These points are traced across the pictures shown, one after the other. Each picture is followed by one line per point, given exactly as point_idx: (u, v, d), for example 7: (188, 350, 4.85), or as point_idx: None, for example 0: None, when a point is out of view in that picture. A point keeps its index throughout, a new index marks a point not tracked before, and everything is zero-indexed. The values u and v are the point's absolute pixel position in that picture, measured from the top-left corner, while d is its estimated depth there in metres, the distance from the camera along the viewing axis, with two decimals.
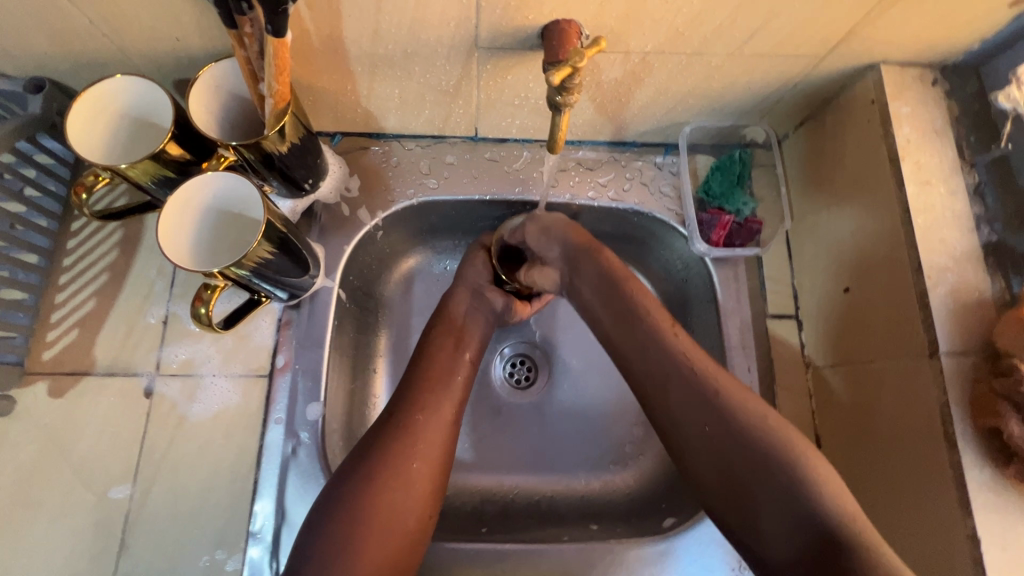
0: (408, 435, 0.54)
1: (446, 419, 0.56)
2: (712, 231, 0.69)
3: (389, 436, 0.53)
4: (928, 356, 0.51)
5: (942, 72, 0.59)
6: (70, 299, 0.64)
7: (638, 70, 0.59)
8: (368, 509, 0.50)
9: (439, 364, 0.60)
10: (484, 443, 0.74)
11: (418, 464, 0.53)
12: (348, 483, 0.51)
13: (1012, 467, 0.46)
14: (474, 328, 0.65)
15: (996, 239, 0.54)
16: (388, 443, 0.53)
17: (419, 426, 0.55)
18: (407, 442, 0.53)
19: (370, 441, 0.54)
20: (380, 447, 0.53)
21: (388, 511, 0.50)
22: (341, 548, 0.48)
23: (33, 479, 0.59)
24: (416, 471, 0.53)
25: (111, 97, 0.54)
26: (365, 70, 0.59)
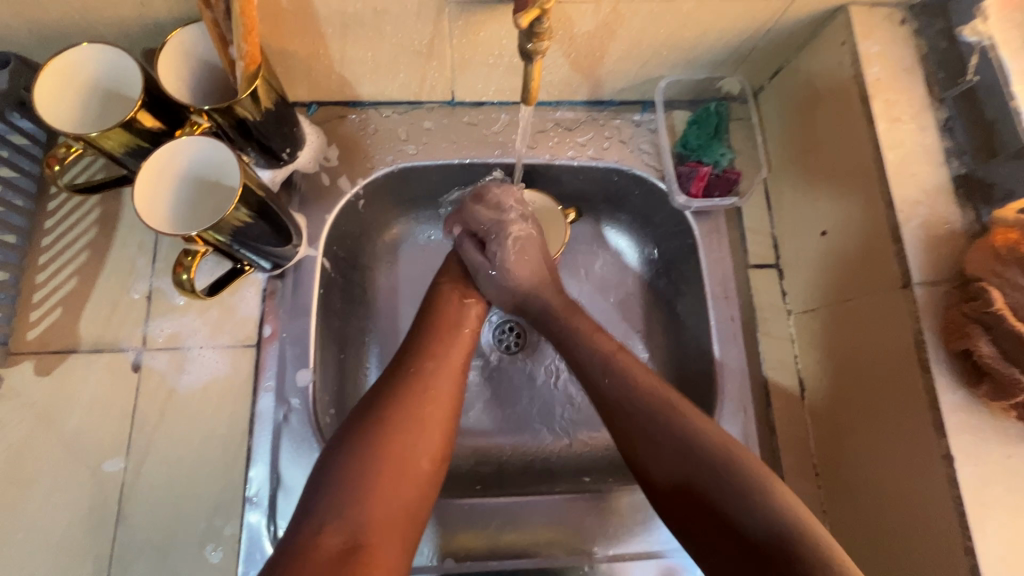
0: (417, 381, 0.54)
1: (453, 367, 0.58)
2: (690, 183, 0.70)
3: (399, 383, 0.54)
4: (902, 287, 0.52)
5: (910, 11, 0.59)
6: (52, 278, 0.64)
7: (610, 21, 0.59)
8: (379, 450, 0.49)
9: (439, 320, 0.61)
10: (488, 404, 0.75)
11: (429, 410, 0.53)
12: (360, 428, 0.51)
13: (983, 387, 0.48)
14: (478, 279, 0.69)
15: (966, 172, 0.55)
16: (398, 390, 0.53)
17: (427, 374, 0.55)
18: (416, 387, 0.54)
19: (380, 390, 0.54)
20: (390, 394, 0.53)
21: (402, 454, 0.50)
22: (356, 489, 0.47)
23: (26, 456, 0.59)
24: (427, 416, 0.53)
25: (79, 66, 0.54)
26: (336, 31, 0.58)
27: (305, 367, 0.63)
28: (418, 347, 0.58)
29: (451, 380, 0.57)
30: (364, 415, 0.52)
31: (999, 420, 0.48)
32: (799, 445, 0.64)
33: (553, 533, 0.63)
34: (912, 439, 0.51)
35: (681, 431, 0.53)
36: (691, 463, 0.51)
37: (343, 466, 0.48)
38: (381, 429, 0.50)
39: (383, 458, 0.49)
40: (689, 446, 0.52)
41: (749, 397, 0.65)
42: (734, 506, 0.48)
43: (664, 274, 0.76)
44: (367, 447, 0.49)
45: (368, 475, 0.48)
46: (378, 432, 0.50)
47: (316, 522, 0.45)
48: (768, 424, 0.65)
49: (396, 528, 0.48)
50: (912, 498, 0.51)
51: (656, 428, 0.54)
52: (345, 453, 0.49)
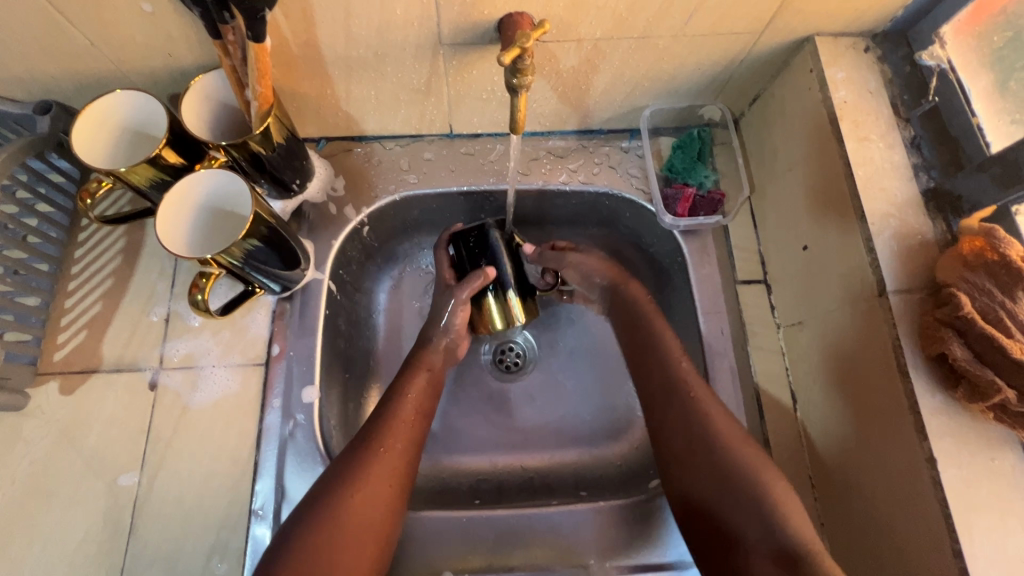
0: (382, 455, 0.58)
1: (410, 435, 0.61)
2: (677, 205, 0.73)
3: (362, 456, 0.58)
4: (877, 296, 0.54)
5: (874, 40, 0.64)
6: (79, 303, 0.69)
7: (592, 57, 0.64)
8: (341, 526, 0.54)
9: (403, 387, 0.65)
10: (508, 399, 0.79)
11: (389, 484, 0.58)
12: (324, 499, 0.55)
13: (960, 389, 0.49)
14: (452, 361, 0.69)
15: (935, 185, 0.57)
16: (362, 462, 0.58)
17: (386, 447, 0.59)
18: (379, 458, 0.58)
19: (346, 462, 0.58)
20: (354, 465, 0.57)
21: (359, 527, 0.55)
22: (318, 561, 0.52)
23: (47, 471, 0.62)
24: (384, 488, 0.57)
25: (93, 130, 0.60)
26: (341, 73, 0.64)
27: (310, 384, 0.67)
28: (382, 416, 0.62)
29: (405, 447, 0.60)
30: (328, 487, 0.56)
31: (979, 422, 0.50)
32: (793, 458, 0.64)
33: (549, 547, 0.64)
34: (895, 442, 0.52)
35: (710, 438, 0.58)
36: (714, 474, 0.57)
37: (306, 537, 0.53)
38: (349, 502, 0.55)
39: (344, 530, 0.54)
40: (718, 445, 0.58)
41: (741, 411, 0.66)
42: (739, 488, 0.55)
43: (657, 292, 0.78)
44: (329, 521, 0.54)
45: (331, 547, 0.53)
46: (343, 502, 0.55)
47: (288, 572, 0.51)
48: (762, 438, 0.66)
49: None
50: (900, 522, 0.52)
51: (691, 428, 0.60)
52: (312, 524, 0.53)
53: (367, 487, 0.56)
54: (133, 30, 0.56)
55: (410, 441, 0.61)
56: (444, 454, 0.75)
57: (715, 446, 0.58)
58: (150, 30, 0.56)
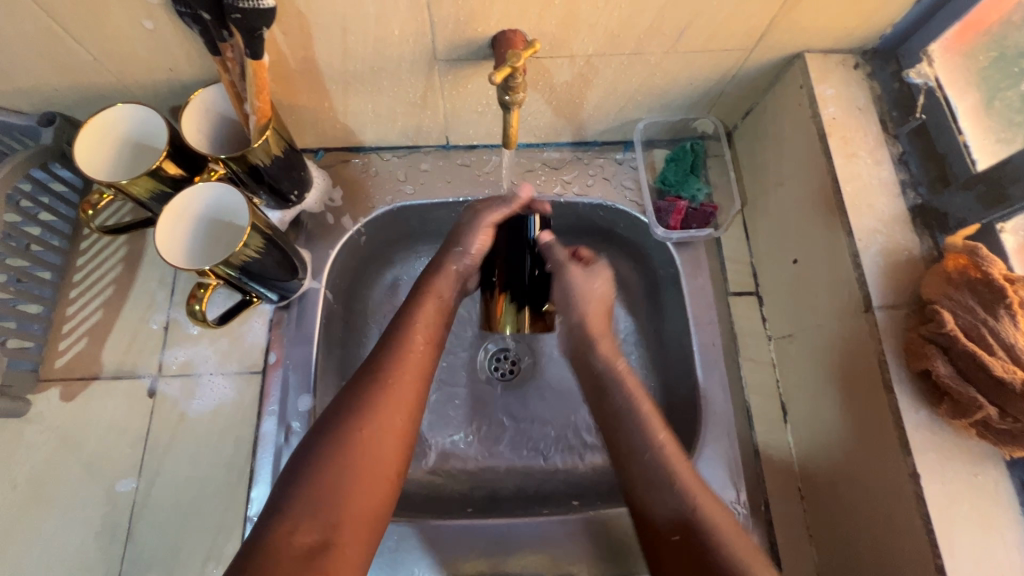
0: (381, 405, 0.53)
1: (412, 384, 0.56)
2: (669, 217, 0.74)
3: (363, 406, 0.52)
4: (864, 312, 0.55)
5: (863, 57, 0.64)
6: (80, 311, 0.70)
7: (585, 72, 0.65)
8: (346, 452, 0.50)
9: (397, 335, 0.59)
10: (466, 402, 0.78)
11: (391, 439, 0.52)
12: (323, 451, 0.50)
13: (944, 406, 0.50)
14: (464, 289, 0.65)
15: (922, 202, 0.58)
16: (361, 415, 0.52)
17: (380, 405, 0.53)
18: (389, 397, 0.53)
19: (341, 413, 0.52)
20: (351, 415, 0.52)
21: (363, 483, 0.49)
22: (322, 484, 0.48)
23: (47, 476, 0.64)
24: (383, 441, 0.52)
25: (92, 151, 0.61)
26: (339, 87, 0.65)
27: (306, 392, 0.68)
28: (379, 365, 0.56)
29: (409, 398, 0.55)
30: (325, 438, 0.51)
31: (964, 438, 0.50)
32: (782, 469, 0.65)
33: (539, 556, 0.65)
34: (881, 456, 0.53)
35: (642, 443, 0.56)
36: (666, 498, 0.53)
37: (301, 494, 0.47)
38: (345, 459, 0.49)
39: (345, 486, 0.48)
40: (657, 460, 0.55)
41: (732, 422, 0.66)
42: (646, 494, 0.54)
43: (650, 303, 0.79)
44: (325, 476, 0.48)
45: (329, 506, 0.47)
46: (355, 425, 0.51)
47: (286, 525, 0.45)
48: (752, 449, 0.66)
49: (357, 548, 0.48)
50: (887, 535, 0.52)
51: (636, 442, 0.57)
52: (304, 481, 0.48)
53: (368, 440, 0.51)
54: (135, 46, 0.57)
55: (413, 391, 0.55)
56: (438, 461, 0.75)
57: (663, 469, 0.54)
58: (151, 47, 0.58)
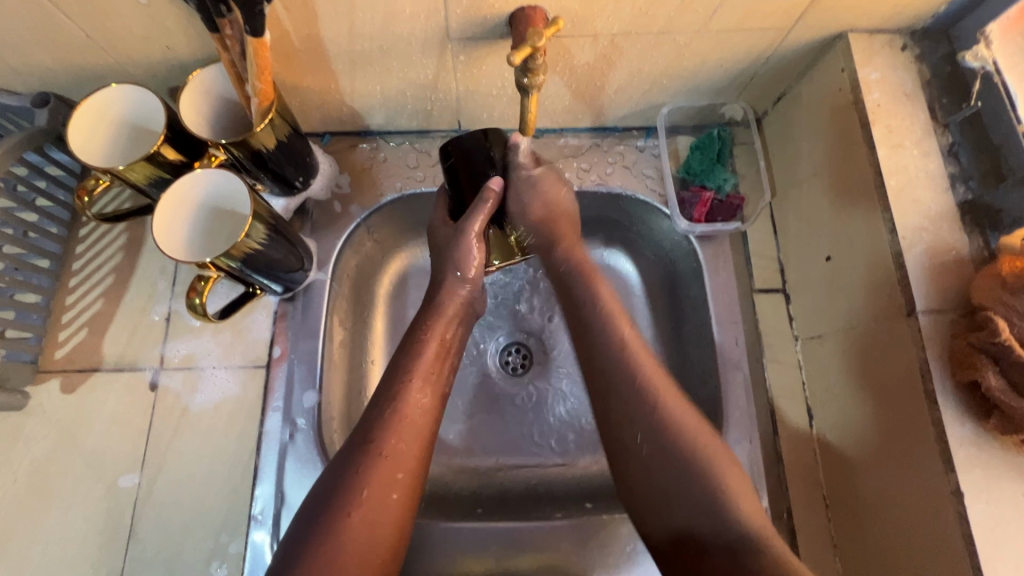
0: (386, 459, 0.50)
1: (420, 429, 0.52)
2: (693, 209, 0.70)
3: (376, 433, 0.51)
4: (906, 315, 0.51)
5: (912, 37, 0.59)
6: (80, 300, 0.68)
7: (608, 52, 0.60)
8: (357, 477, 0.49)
9: (405, 371, 0.55)
10: (464, 360, 0.77)
11: (398, 494, 0.49)
12: (323, 515, 0.47)
13: (992, 420, 0.46)
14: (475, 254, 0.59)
15: (972, 197, 0.54)
16: (367, 467, 0.49)
17: (393, 427, 0.51)
18: (403, 417, 0.52)
19: (343, 469, 0.49)
20: (353, 477, 0.49)
21: (363, 539, 0.46)
22: (335, 510, 0.47)
23: (48, 469, 0.62)
24: (391, 502, 0.49)
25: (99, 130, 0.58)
26: (346, 67, 0.61)
27: (311, 388, 0.65)
28: (382, 411, 0.53)
29: (417, 449, 0.52)
30: (329, 495, 0.48)
31: (1011, 454, 0.47)
32: (807, 476, 0.62)
33: (552, 559, 0.63)
34: (919, 471, 0.50)
35: (689, 456, 0.50)
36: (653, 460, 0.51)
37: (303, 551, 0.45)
38: (347, 514, 0.47)
39: (344, 542, 0.46)
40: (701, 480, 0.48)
41: (754, 426, 0.63)
42: (697, 515, 0.48)
43: (669, 298, 0.75)
44: (330, 545, 0.45)
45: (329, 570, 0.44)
46: (376, 447, 0.50)
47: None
48: (775, 453, 0.63)
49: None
50: (925, 553, 0.49)
51: (656, 446, 0.51)
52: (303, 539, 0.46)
53: (370, 497, 0.48)
54: (129, 22, 0.54)
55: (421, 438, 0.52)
56: (448, 458, 0.73)
57: (664, 436, 0.51)
58: (146, 22, 0.54)
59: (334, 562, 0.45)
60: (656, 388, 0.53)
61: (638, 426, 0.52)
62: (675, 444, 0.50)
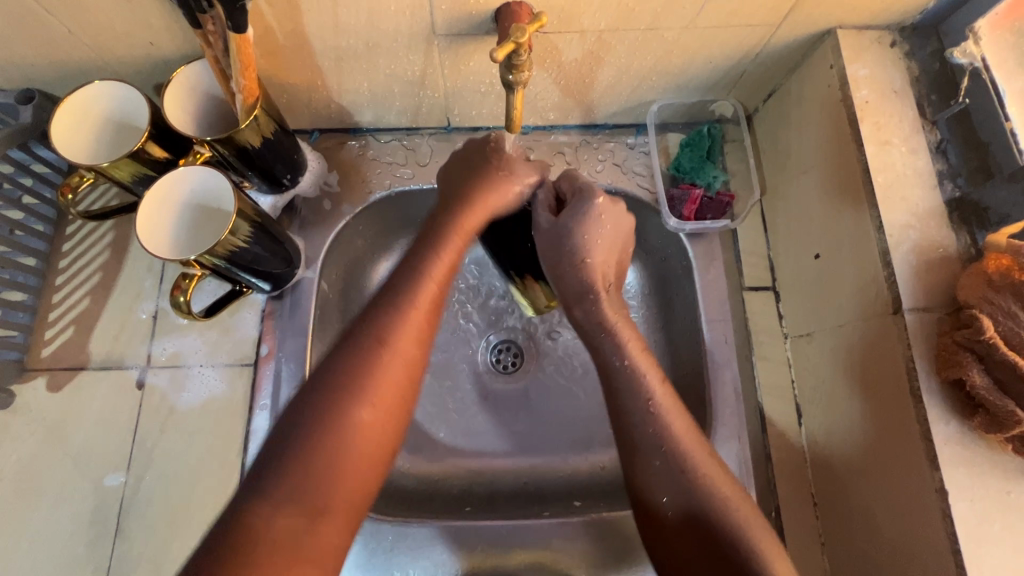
0: (393, 359, 0.47)
1: (421, 329, 0.49)
2: (683, 206, 0.69)
3: (369, 355, 0.46)
4: (892, 313, 0.51)
5: (901, 33, 0.59)
6: (66, 298, 0.68)
7: (596, 49, 0.60)
8: (341, 404, 0.44)
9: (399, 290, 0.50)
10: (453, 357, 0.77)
11: (396, 412, 0.47)
12: (323, 411, 0.44)
13: (976, 418, 0.46)
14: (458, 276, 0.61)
15: (960, 195, 0.54)
16: (355, 388, 0.45)
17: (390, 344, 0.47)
18: (397, 340, 0.47)
19: (345, 362, 0.46)
20: (347, 373, 0.45)
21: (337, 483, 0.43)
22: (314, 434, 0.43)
23: (34, 468, 0.62)
24: (394, 412, 0.46)
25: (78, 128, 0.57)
26: (332, 64, 0.61)
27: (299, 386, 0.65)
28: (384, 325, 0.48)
29: (412, 348, 0.48)
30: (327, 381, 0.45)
31: (995, 452, 0.47)
32: (795, 475, 0.62)
33: (542, 558, 0.63)
34: (905, 470, 0.50)
35: (687, 454, 0.50)
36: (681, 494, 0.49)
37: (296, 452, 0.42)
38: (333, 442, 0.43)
39: (342, 454, 0.43)
40: (714, 501, 0.48)
41: (743, 424, 0.63)
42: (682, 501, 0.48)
43: (660, 296, 0.75)
44: (345, 445, 0.44)
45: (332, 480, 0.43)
46: (370, 366, 0.46)
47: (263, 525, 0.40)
48: (763, 451, 0.63)
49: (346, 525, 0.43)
50: (909, 550, 0.49)
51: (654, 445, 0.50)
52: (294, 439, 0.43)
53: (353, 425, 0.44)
54: (111, 19, 0.54)
55: (422, 331, 0.49)
56: (437, 457, 0.73)
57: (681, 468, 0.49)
58: (129, 18, 0.54)
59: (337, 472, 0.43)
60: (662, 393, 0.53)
61: (654, 452, 0.50)
62: (686, 471, 0.49)
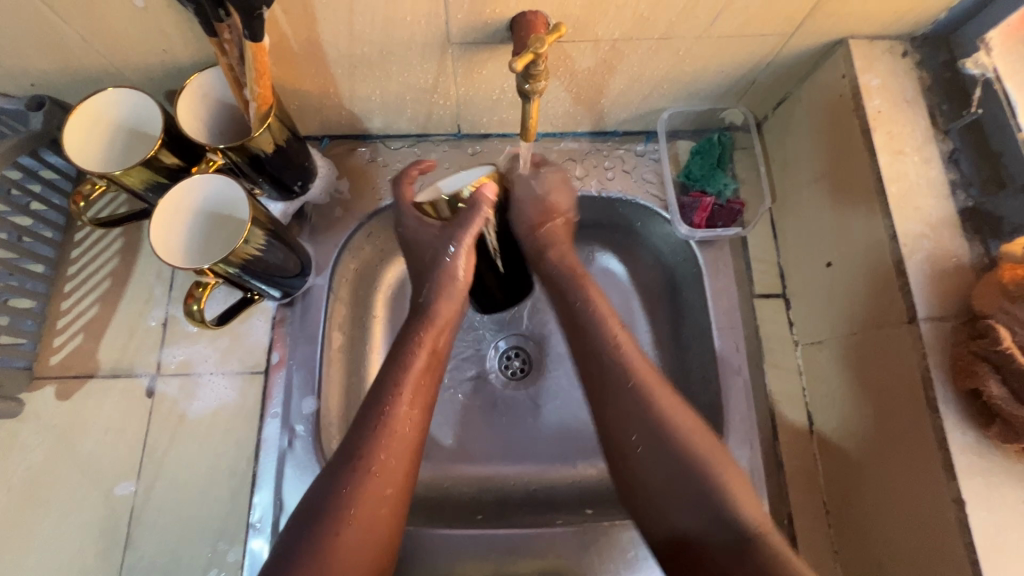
0: (393, 430, 0.52)
1: (414, 396, 0.54)
2: (693, 214, 0.69)
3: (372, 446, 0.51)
4: (907, 322, 0.51)
5: (913, 43, 0.59)
6: (75, 305, 0.67)
7: (610, 58, 0.60)
8: (343, 498, 0.49)
9: (393, 383, 0.54)
10: (464, 367, 0.77)
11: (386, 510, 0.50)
12: (310, 540, 0.47)
13: (993, 428, 0.47)
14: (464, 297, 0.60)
15: (973, 204, 0.54)
16: (352, 483, 0.49)
17: (383, 442, 0.51)
18: (393, 428, 0.52)
19: (333, 477, 0.50)
20: (359, 436, 0.52)
21: (354, 555, 0.48)
22: (317, 534, 0.47)
23: (43, 477, 0.62)
24: (375, 493, 0.50)
25: (103, 125, 0.57)
26: (345, 71, 0.61)
27: (309, 394, 0.65)
28: (371, 426, 0.52)
29: (412, 421, 0.53)
30: (313, 527, 0.48)
31: (1012, 462, 0.47)
32: (808, 482, 0.62)
33: (553, 565, 0.63)
34: (922, 480, 0.50)
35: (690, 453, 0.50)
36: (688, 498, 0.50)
37: None
38: (337, 534, 0.48)
39: (338, 561, 0.47)
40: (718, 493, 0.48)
41: (755, 431, 0.63)
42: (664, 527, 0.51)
43: (669, 303, 0.75)
44: (321, 550, 0.47)
45: (322, 568, 0.46)
46: (373, 453, 0.51)
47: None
48: (775, 458, 0.63)
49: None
50: (929, 559, 0.49)
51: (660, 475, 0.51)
52: (303, 553, 0.47)
53: (361, 510, 0.49)
54: (125, 25, 0.53)
55: (423, 396, 0.55)
56: (446, 465, 0.73)
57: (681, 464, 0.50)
58: (143, 25, 0.53)
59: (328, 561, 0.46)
60: (687, 425, 0.52)
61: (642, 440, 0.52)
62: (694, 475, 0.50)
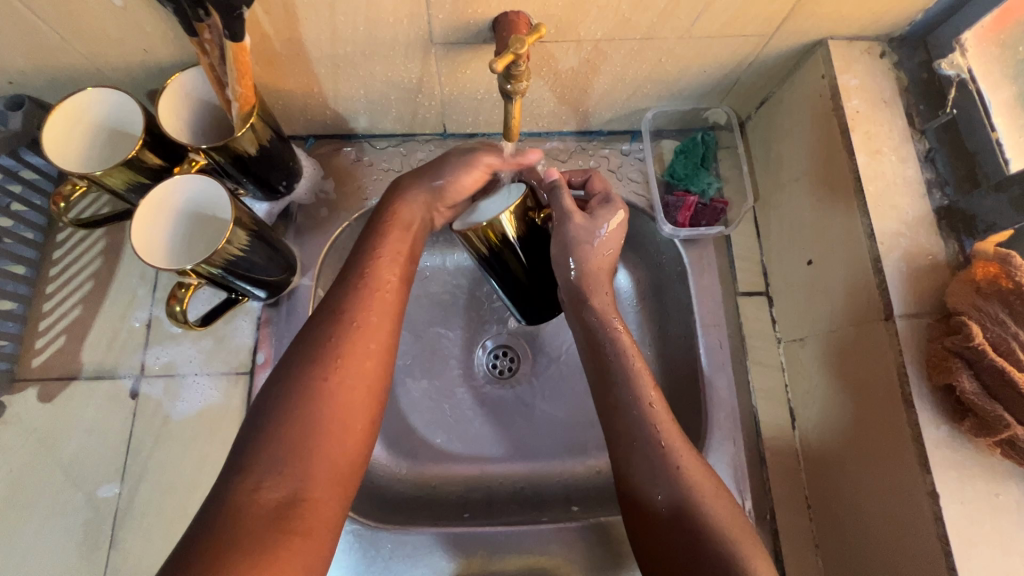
0: (358, 330, 0.50)
1: (394, 275, 0.55)
2: (678, 213, 0.70)
3: (340, 340, 0.49)
4: (884, 319, 0.52)
5: (890, 44, 0.60)
6: (57, 307, 0.67)
7: (592, 58, 0.60)
8: (311, 395, 0.46)
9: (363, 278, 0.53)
10: (450, 365, 0.77)
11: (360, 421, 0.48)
12: (279, 429, 0.45)
13: (967, 422, 0.48)
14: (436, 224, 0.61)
15: (948, 202, 0.55)
16: (320, 375, 0.47)
17: (351, 338, 0.50)
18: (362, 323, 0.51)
19: (298, 378, 0.47)
20: (327, 333, 0.50)
21: (327, 462, 0.45)
22: (286, 432, 0.45)
23: (25, 481, 0.61)
24: (360, 353, 0.50)
25: (82, 124, 0.57)
26: (329, 71, 0.61)
27: None
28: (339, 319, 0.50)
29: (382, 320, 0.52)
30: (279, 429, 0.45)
31: (985, 455, 0.48)
32: (789, 476, 0.63)
33: (539, 562, 0.63)
34: (897, 475, 0.51)
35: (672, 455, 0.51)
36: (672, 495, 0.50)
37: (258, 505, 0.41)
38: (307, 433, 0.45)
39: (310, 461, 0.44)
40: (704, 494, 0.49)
41: (737, 427, 0.64)
42: (664, 493, 0.50)
43: (654, 300, 0.76)
44: (305, 411, 0.45)
45: (309, 434, 0.45)
46: (342, 344, 0.49)
47: (251, 480, 0.42)
48: (758, 455, 0.64)
49: (334, 498, 0.45)
50: (902, 549, 0.50)
51: (649, 441, 0.52)
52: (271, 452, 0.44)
53: (331, 406, 0.47)
54: (105, 25, 0.53)
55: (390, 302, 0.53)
56: (434, 463, 0.73)
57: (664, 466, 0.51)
58: (123, 25, 0.53)
59: (318, 427, 0.46)
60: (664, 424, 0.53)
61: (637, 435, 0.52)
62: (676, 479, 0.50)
